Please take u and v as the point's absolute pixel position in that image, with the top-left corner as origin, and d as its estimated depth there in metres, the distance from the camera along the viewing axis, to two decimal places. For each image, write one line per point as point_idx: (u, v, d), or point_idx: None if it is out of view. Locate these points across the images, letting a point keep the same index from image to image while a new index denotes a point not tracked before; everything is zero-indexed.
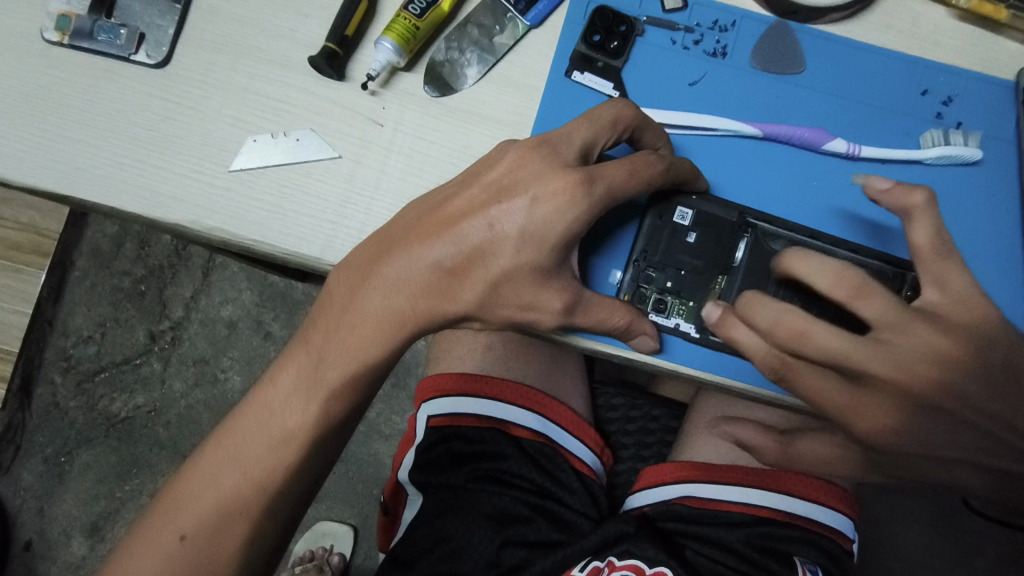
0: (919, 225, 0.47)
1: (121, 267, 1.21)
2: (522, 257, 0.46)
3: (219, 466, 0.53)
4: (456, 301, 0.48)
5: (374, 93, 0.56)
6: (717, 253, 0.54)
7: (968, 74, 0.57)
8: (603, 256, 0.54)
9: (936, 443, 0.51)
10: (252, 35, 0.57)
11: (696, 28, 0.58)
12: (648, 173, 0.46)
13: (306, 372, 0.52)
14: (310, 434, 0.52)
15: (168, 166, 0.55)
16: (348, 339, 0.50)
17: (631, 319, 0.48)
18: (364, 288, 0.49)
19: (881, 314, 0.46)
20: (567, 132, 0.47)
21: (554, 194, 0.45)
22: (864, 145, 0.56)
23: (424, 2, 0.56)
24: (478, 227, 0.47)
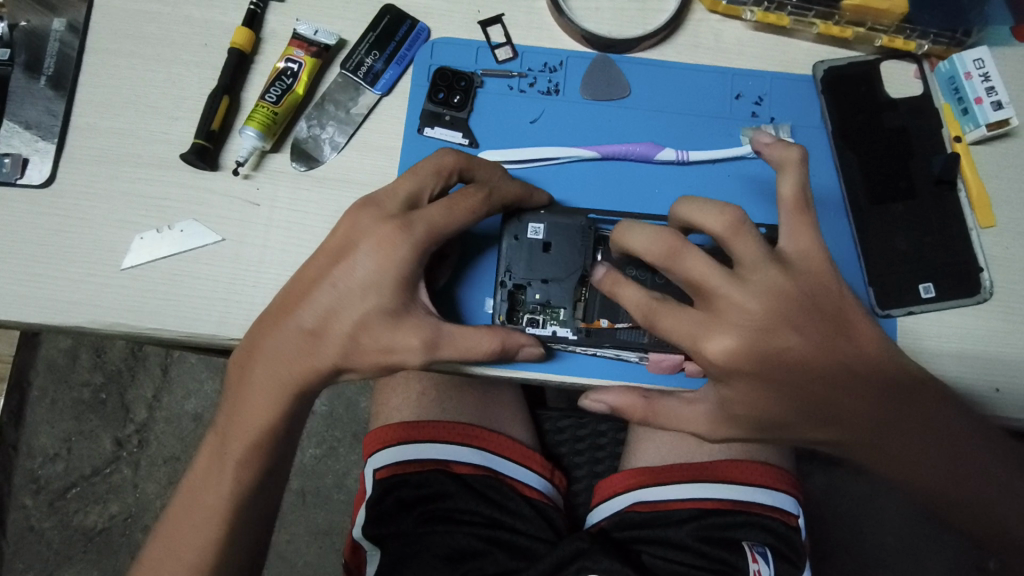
0: (790, 175, 0.52)
1: (79, 378, 1.23)
2: (368, 302, 0.52)
3: (158, 557, 0.55)
4: (325, 356, 0.52)
5: (247, 176, 0.62)
6: (574, 258, 0.59)
7: (772, 74, 0.64)
8: (470, 284, 0.59)
9: (778, 398, 0.51)
10: (129, 144, 0.62)
11: (529, 72, 0.64)
12: (466, 205, 0.53)
13: (216, 451, 0.55)
14: (233, 507, 0.54)
15: (66, 275, 0.59)
16: (245, 413, 0.54)
17: (500, 340, 0.53)
18: (250, 363, 0.53)
19: (747, 252, 0.50)
20: (393, 187, 0.54)
21: (380, 241, 0.52)
22: (692, 151, 0.62)
23: (279, 89, 0.61)
24: (325, 290, 0.52)
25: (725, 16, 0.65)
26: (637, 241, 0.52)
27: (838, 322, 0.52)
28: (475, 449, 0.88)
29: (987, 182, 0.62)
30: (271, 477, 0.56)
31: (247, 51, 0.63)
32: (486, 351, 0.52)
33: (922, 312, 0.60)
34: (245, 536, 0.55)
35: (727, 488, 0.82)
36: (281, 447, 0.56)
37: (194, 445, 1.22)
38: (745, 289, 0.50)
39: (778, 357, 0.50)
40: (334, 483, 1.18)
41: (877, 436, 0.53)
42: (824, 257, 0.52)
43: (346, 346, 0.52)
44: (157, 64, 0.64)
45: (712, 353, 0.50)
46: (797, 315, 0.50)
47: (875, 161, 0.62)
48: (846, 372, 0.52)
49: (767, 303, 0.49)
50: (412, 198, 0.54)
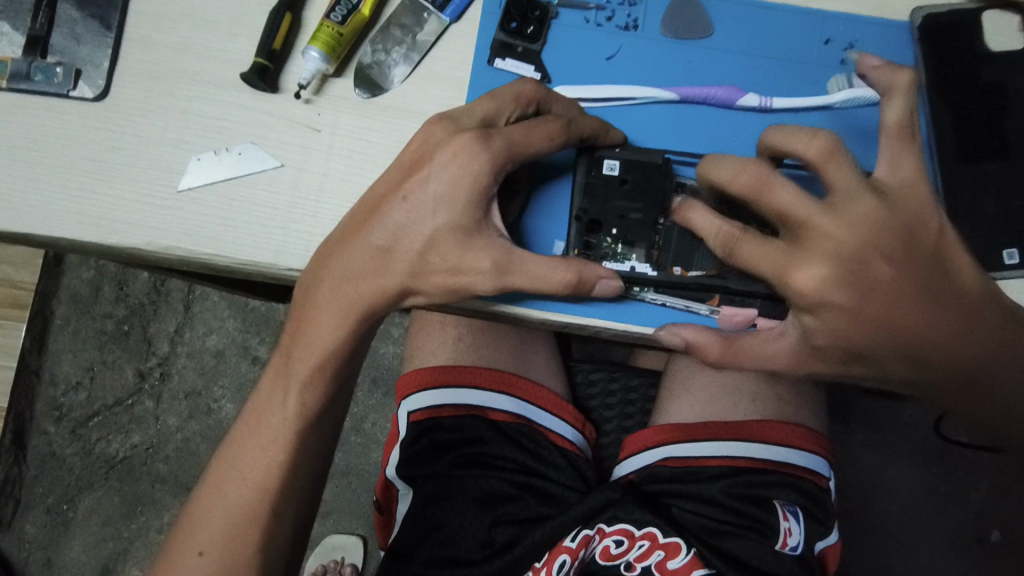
0: (896, 101, 0.49)
1: (102, 310, 1.23)
2: (439, 219, 0.50)
3: (222, 475, 0.56)
4: (392, 276, 0.52)
5: (308, 101, 0.59)
6: (653, 194, 0.57)
7: (864, 20, 0.61)
8: (542, 215, 0.58)
9: (869, 334, 0.50)
10: (185, 60, 0.59)
11: (607, 5, 0.61)
12: (545, 129, 0.51)
13: (280, 371, 0.56)
14: (301, 426, 0.55)
15: (120, 193, 0.57)
16: (312, 333, 0.54)
17: (575, 272, 0.50)
18: (317, 281, 0.53)
19: (842, 181, 0.48)
20: (470, 106, 0.52)
21: (457, 151, 0.50)
22: (775, 97, 0.59)
23: (345, 8, 0.58)
24: (396, 205, 0.51)
25: None
26: (720, 173, 0.51)
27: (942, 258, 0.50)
28: (512, 391, 0.87)
29: None
30: (332, 403, 0.57)
31: None
32: (561, 283, 0.50)
33: (1004, 279, 0.57)
34: (307, 468, 0.56)
35: (759, 447, 0.82)
36: (344, 376, 0.57)
37: (216, 381, 1.23)
38: (835, 218, 0.48)
39: (868, 286, 0.49)
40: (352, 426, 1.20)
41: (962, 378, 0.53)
42: (926, 188, 0.49)
43: (415, 269, 0.51)
44: None
45: (797, 283, 0.49)
46: (890, 247, 0.49)
47: (966, 117, 0.58)
48: (946, 312, 0.51)
49: (860, 232, 0.48)
50: (489, 118, 0.52)
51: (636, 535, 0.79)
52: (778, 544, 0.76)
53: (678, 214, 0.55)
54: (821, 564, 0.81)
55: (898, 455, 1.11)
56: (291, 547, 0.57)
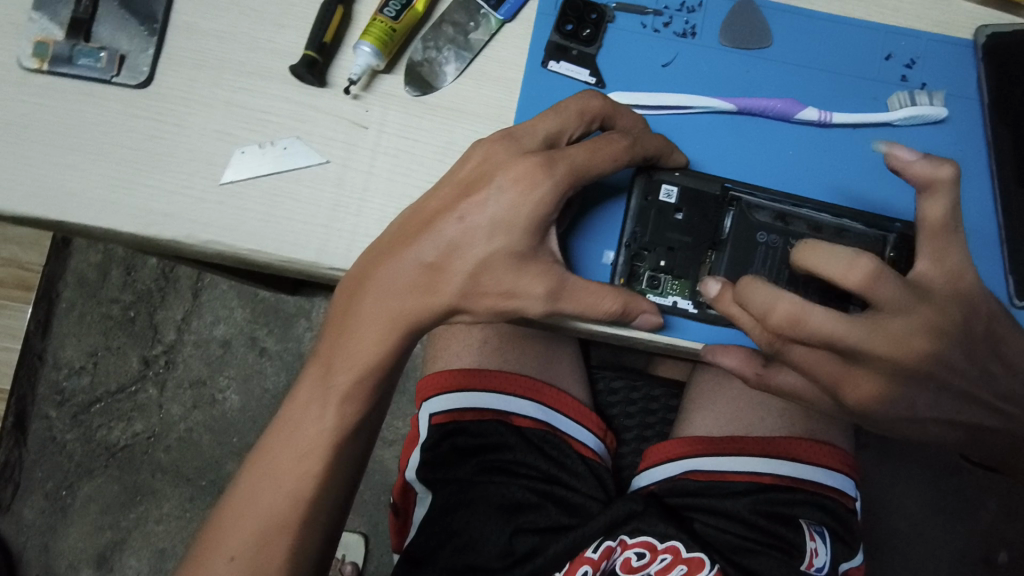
0: (936, 198, 0.49)
1: (109, 295, 1.21)
2: (495, 243, 0.51)
3: (252, 483, 0.54)
4: (444, 292, 0.52)
5: (356, 97, 0.57)
6: (705, 228, 0.57)
7: (927, 36, 0.59)
8: (590, 239, 0.57)
9: (918, 407, 0.55)
10: (231, 50, 0.57)
11: (666, 11, 0.59)
12: (611, 150, 0.52)
13: (318, 380, 0.55)
14: (338, 439, 0.54)
15: (160, 183, 0.56)
16: (353, 344, 0.53)
17: (622, 302, 0.52)
18: (360, 294, 0.52)
19: (893, 299, 0.48)
20: (533, 124, 0.53)
21: (518, 178, 0.50)
22: (834, 112, 0.58)
23: (399, 4, 0.57)
24: (450, 222, 0.51)
25: None
26: (758, 297, 0.49)
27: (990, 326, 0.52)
28: (536, 402, 0.86)
29: None
30: (370, 414, 0.56)
31: None
32: (608, 311, 0.52)
33: None
34: (338, 477, 0.55)
35: (788, 465, 0.81)
36: (384, 388, 0.56)
37: (222, 372, 1.21)
38: (885, 335, 0.49)
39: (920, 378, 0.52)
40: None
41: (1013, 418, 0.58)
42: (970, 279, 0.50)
43: (466, 282, 0.51)
44: None
45: (852, 392, 0.53)
46: (944, 350, 0.51)
47: None
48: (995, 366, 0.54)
49: (918, 347, 0.50)
50: (551, 137, 0.53)
51: (658, 548, 0.77)
52: (803, 564, 0.76)
53: (715, 304, 0.52)
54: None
55: (907, 476, 1.09)
56: (318, 555, 0.56)
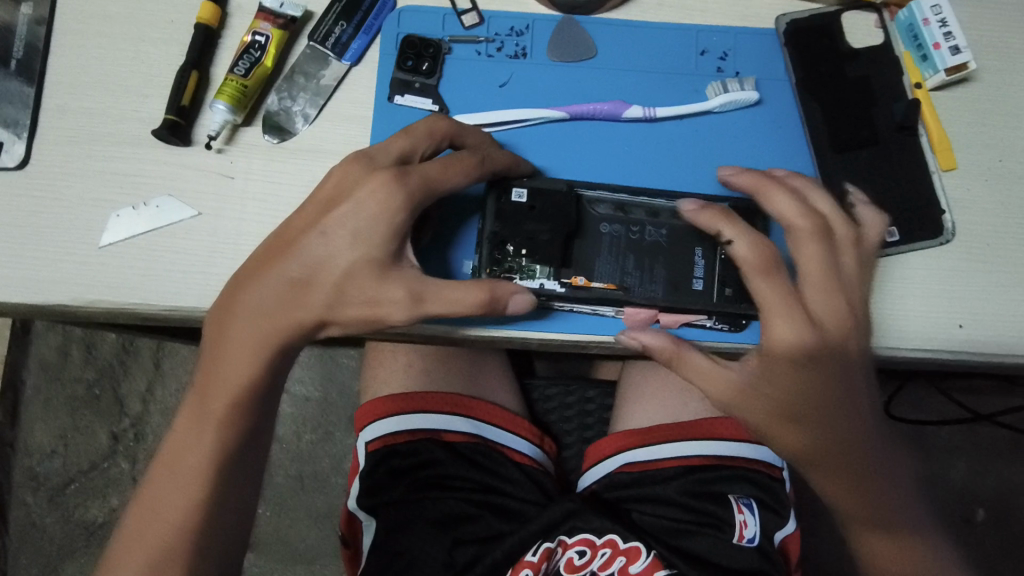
0: (782, 201, 0.58)
1: (72, 375, 1.24)
2: (357, 252, 0.54)
3: (140, 519, 0.57)
4: (310, 307, 0.55)
5: (219, 151, 0.62)
6: (561, 217, 0.60)
7: (735, 30, 0.66)
8: (455, 251, 0.62)
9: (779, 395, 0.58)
10: (101, 123, 0.62)
11: (497, 37, 0.65)
12: (461, 166, 0.57)
13: (195, 409, 0.58)
14: (216, 464, 0.57)
15: (45, 252, 0.60)
16: (226, 368, 0.57)
17: (488, 291, 0.54)
18: (229, 317, 0.56)
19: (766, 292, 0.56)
20: (387, 143, 0.57)
21: (375, 188, 0.54)
22: (658, 107, 0.64)
23: (247, 63, 0.62)
24: (314, 240, 0.55)
25: None
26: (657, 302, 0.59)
27: (806, 318, 0.56)
28: (466, 417, 0.86)
29: (948, 125, 0.64)
30: (250, 438, 0.59)
31: (214, 27, 0.63)
32: (474, 304, 0.54)
33: (937, 289, 0.61)
34: (228, 505, 0.58)
35: (711, 445, 0.82)
36: (260, 410, 0.59)
37: None
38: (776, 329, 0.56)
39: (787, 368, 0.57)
40: (332, 467, 1.26)
41: (835, 412, 0.59)
42: (823, 272, 0.57)
43: (330, 296, 0.55)
44: (128, 43, 0.64)
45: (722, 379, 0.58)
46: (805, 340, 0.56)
47: (840, 108, 0.63)
48: (812, 354, 0.56)
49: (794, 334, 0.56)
50: (405, 153, 0.57)
51: (597, 543, 0.78)
52: (735, 538, 0.77)
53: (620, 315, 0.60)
54: (782, 555, 0.81)
55: None
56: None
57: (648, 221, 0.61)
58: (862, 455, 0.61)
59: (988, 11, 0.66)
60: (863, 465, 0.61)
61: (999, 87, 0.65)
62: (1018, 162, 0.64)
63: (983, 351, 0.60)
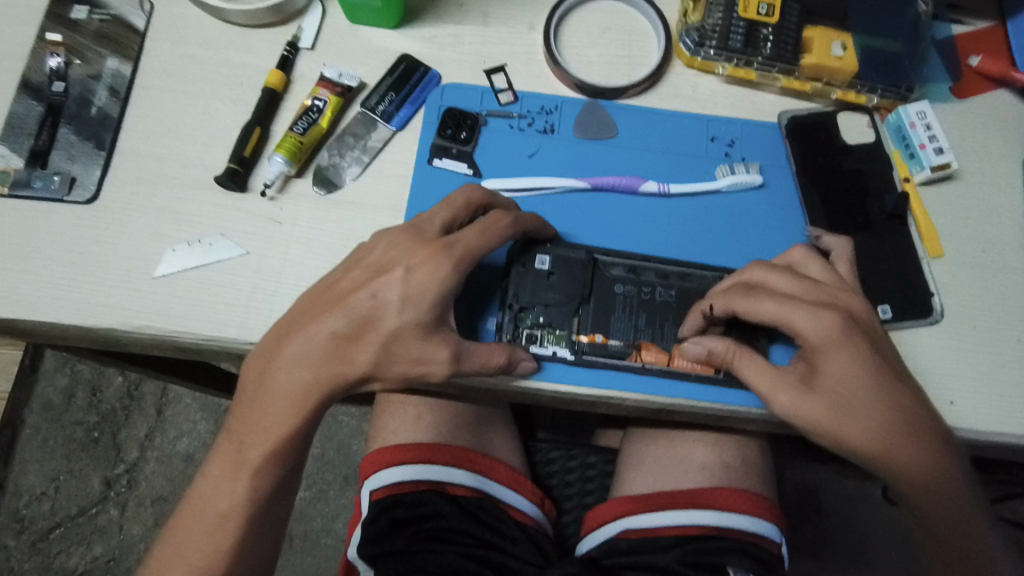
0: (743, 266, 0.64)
1: (73, 417, 1.35)
2: (405, 316, 0.58)
3: (166, 560, 0.60)
4: (352, 365, 0.58)
5: (272, 198, 0.68)
6: (575, 288, 0.66)
7: (742, 121, 0.73)
8: (481, 299, 0.66)
9: (842, 394, 0.58)
10: (167, 167, 0.69)
11: (529, 113, 0.73)
12: (498, 228, 0.61)
13: (231, 456, 0.61)
14: (245, 509, 0.60)
15: (102, 280, 0.65)
16: (264, 420, 0.59)
17: (507, 353, 0.60)
18: (271, 368, 0.59)
19: (767, 309, 0.60)
20: (431, 215, 0.62)
21: (424, 260, 0.59)
22: (671, 183, 0.70)
23: (306, 122, 0.69)
24: (363, 298, 0.59)
25: (700, 71, 0.75)
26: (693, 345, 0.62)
27: (815, 306, 0.59)
28: (471, 470, 0.85)
29: (935, 216, 0.70)
30: (281, 485, 0.62)
31: (279, 90, 0.71)
32: (498, 365, 0.59)
33: (939, 368, 0.65)
34: (251, 547, 0.61)
35: (710, 513, 0.80)
36: (293, 461, 0.62)
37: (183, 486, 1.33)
38: (803, 326, 0.59)
39: (819, 366, 0.59)
40: (322, 528, 1.26)
41: (886, 393, 0.58)
42: (813, 280, 0.62)
43: (371, 353, 0.58)
44: (196, 99, 0.72)
45: (777, 395, 0.59)
46: (824, 330, 0.59)
47: (835, 197, 0.70)
48: (835, 337, 0.59)
49: (814, 326, 0.59)
50: (446, 224, 0.62)
51: None
52: None
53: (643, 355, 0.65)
54: None
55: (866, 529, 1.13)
56: None
57: (659, 283, 0.67)
58: (913, 446, 0.58)
59: (968, 120, 0.74)
60: (918, 458, 0.58)
61: (980, 186, 0.72)
62: (999, 254, 0.69)
63: (974, 424, 0.63)
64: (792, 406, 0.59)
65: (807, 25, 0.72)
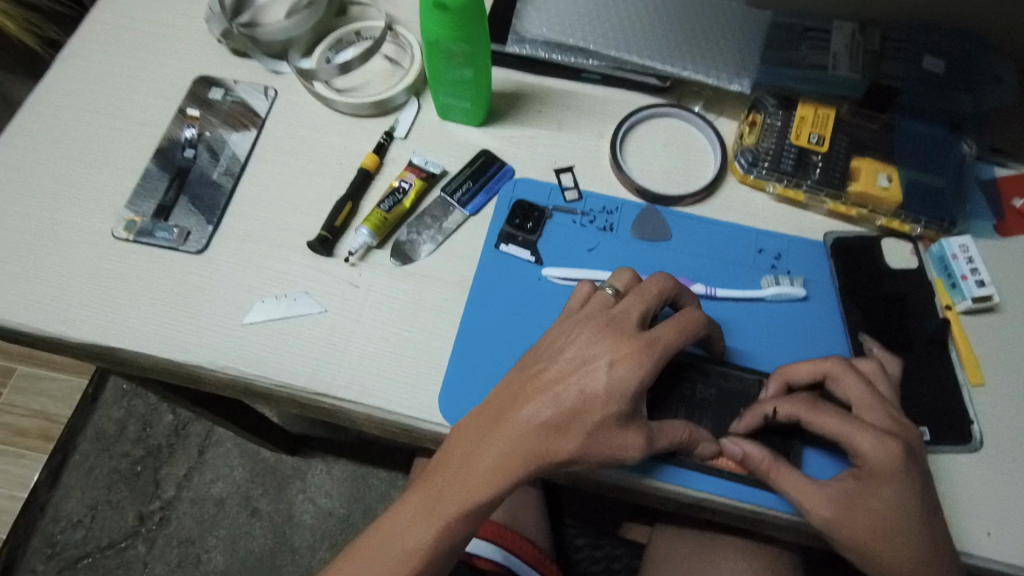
0: (803, 373, 0.67)
1: (121, 449, 1.45)
2: (613, 405, 0.60)
3: None
4: (561, 448, 0.61)
5: (353, 265, 0.76)
6: None
7: (789, 237, 0.78)
8: None
9: (876, 518, 0.60)
10: (267, 229, 0.78)
11: (591, 212, 0.80)
12: (691, 328, 0.64)
13: (425, 497, 0.63)
14: (428, 555, 0.62)
15: (197, 321, 0.73)
16: (493, 475, 0.61)
17: (689, 431, 0.64)
18: (507, 424, 0.62)
19: (828, 422, 0.62)
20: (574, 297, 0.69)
21: (629, 353, 0.62)
22: (719, 288, 0.75)
23: (392, 202, 0.78)
24: (572, 386, 0.61)
25: (753, 188, 0.81)
26: (738, 447, 0.65)
27: (882, 432, 0.61)
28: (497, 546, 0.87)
29: (977, 346, 0.72)
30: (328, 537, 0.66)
31: (372, 171, 0.81)
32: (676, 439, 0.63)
33: (977, 499, 0.65)
34: None
35: None
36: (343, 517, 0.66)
37: (211, 531, 1.39)
38: (861, 444, 0.61)
39: (868, 487, 0.61)
40: None
41: (920, 523, 0.60)
42: (878, 400, 0.64)
43: (569, 430, 0.61)
44: (298, 174, 0.82)
45: (814, 508, 0.61)
46: (883, 454, 0.60)
47: (877, 317, 0.73)
48: (896, 467, 0.60)
49: (872, 448, 0.61)
50: (643, 316, 0.65)
51: None
52: None
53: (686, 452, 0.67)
54: None
55: None
56: None
57: (700, 380, 0.70)
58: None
59: (1013, 257, 0.77)
60: None
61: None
62: None
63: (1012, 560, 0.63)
64: (827, 521, 0.61)
65: (856, 156, 0.79)
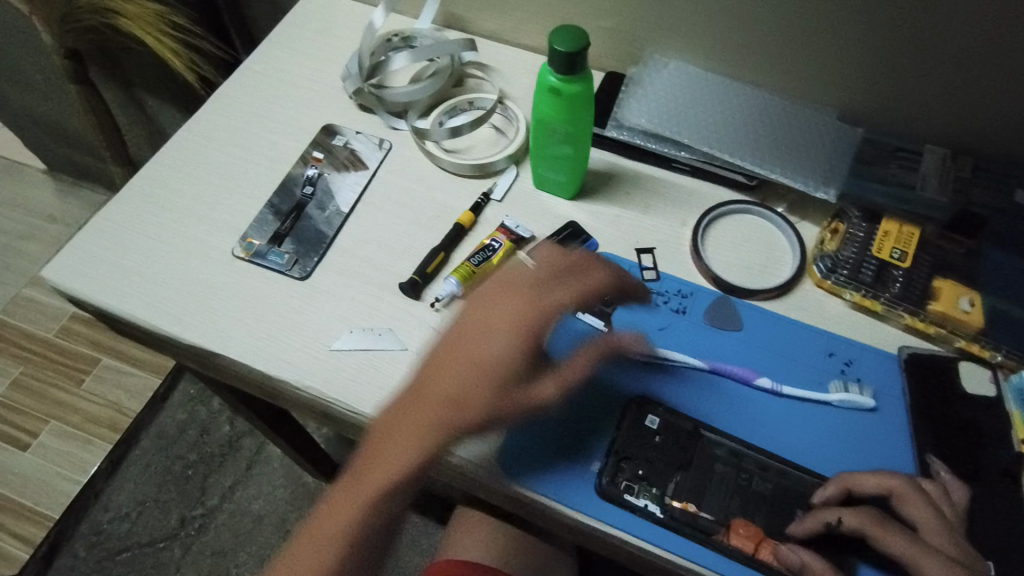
0: (867, 484, 0.68)
1: (177, 451, 1.53)
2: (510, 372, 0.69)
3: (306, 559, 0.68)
4: (466, 415, 0.68)
5: (437, 310, 0.82)
6: (677, 454, 0.72)
7: (862, 345, 0.79)
8: (590, 441, 0.73)
9: None
10: (365, 267, 0.85)
11: (666, 293, 0.83)
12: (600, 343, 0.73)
13: (348, 483, 0.70)
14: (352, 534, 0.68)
15: (290, 341, 0.79)
16: (399, 443, 0.68)
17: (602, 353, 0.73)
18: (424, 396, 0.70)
19: (898, 542, 0.64)
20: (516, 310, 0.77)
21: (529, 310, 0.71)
22: (785, 385, 0.76)
23: (481, 257, 0.84)
24: (480, 349, 0.70)
25: (828, 293, 0.83)
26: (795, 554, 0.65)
27: (949, 562, 0.63)
28: None
29: None
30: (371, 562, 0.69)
31: (467, 227, 0.88)
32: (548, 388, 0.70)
33: None
34: None
35: None
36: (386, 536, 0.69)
37: (243, 547, 1.43)
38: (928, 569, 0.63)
39: None
40: None
41: None
42: (940, 523, 0.66)
43: (470, 404, 0.68)
44: (399, 221, 0.89)
45: None
46: None
47: (947, 439, 0.72)
48: None
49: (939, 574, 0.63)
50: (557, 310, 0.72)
51: None
52: None
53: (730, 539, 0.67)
54: None
55: None
56: None
57: (757, 473, 0.71)
58: None
59: None
60: None
61: None
62: None
63: None
64: None
65: (937, 276, 0.80)
